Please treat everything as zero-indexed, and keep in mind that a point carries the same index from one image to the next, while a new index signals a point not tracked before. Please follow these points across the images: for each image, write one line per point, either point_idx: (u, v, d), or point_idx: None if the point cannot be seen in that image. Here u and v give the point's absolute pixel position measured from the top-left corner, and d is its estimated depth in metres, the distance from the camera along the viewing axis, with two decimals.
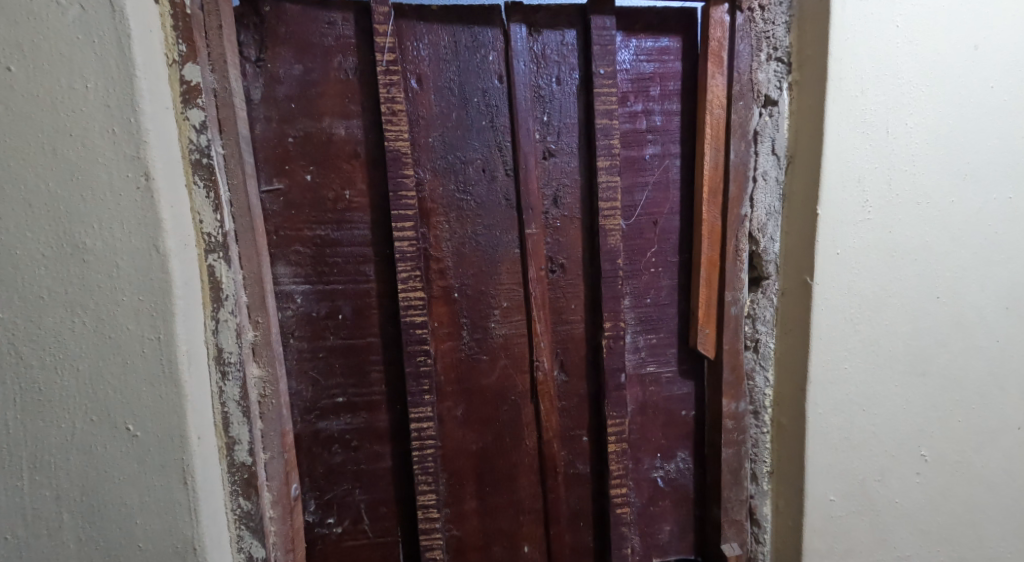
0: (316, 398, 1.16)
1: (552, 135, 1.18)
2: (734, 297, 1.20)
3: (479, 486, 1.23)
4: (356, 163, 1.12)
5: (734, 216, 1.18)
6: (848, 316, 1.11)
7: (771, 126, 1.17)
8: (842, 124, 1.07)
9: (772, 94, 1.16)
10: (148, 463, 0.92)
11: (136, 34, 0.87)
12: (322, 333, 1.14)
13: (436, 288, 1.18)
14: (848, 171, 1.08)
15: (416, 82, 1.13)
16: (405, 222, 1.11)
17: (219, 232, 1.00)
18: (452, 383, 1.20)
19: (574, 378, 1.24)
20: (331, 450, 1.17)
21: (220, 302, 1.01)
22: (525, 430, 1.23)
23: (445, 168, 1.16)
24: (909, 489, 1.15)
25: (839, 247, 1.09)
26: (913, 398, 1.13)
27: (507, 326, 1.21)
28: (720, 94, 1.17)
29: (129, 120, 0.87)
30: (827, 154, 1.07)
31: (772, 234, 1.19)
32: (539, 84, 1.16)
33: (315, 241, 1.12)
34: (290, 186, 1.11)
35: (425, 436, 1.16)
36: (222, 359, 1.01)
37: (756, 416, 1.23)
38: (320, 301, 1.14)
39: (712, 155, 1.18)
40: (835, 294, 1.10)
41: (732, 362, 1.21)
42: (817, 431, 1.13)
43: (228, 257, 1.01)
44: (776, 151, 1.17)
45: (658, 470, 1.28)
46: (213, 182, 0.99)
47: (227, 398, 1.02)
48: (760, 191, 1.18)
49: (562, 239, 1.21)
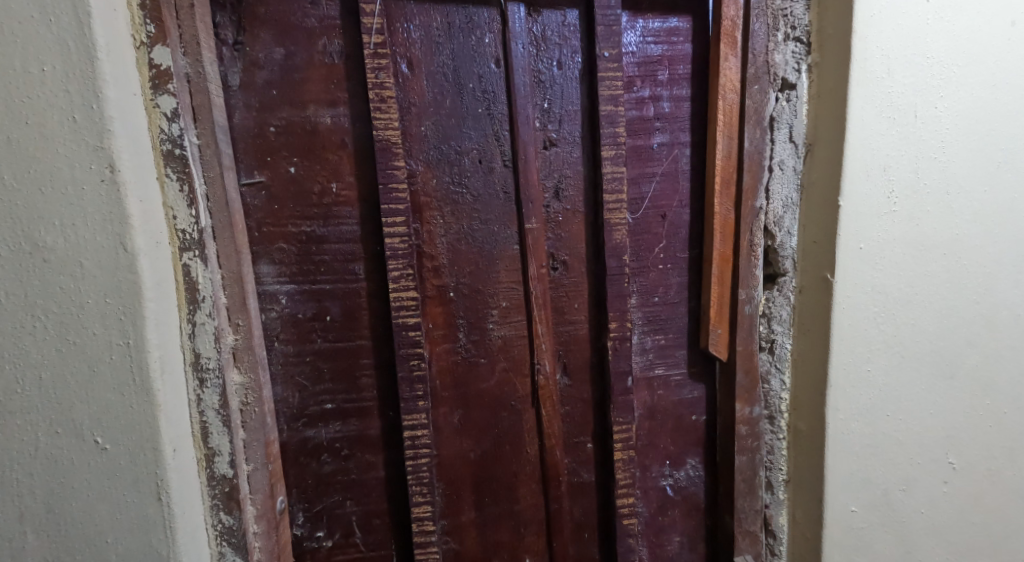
0: (303, 404, 1.09)
1: (553, 123, 1.10)
2: (748, 295, 1.12)
3: (478, 496, 1.16)
4: (343, 153, 1.05)
5: (749, 209, 1.10)
6: (872, 315, 1.03)
7: (788, 111, 1.09)
8: (867, 109, 0.99)
9: (790, 77, 1.08)
10: (119, 478, 0.85)
11: (98, 13, 0.80)
12: (309, 336, 1.07)
13: (431, 287, 1.10)
14: (873, 160, 1.00)
15: (406, 67, 1.05)
16: (397, 217, 1.04)
17: (194, 229, 0.93)
18: (448, 388, 1.13)
19: (578, 382, 1.17)
20: (320, 459, 1.10)
21: (196, 304, 0.94)
22: (526, 437, 1.16)
23: (439, 160, 1.08)
24: (937, 499, 1.08)
25: (862, 241, 1.01)
26: (941, 402, 1.06)
27: (506, 327, 1.14)
28: (734, 77, 1.08)
29: (91, 106, 0.80)
30: (850, 141, 1.00)
31: (789, 228, 1.11)
32: (538, 68, 1.09)
33: (300, 237, 1.05)
34: (272, 179, 1.04)
35: (419, 445, 1.09)
36: (200, 365, 0.94)
37: (771, 421, 1.16)
38: (306, 302, 1.07)
39: (724, 144, 1.10)
40: (857, 292, 1.03)
41: (745, 365, 1.13)
42: (838, 438, 1.06)
43: (205, 256, 0.94)
44: (793, 138, 1.09)
45: (668, 479, 1.21)
46: (187, 175, 0.92)
47: (205, 407, 0.95)
48: (776, 182, 1.11)
49: (565, 235, 1.13)
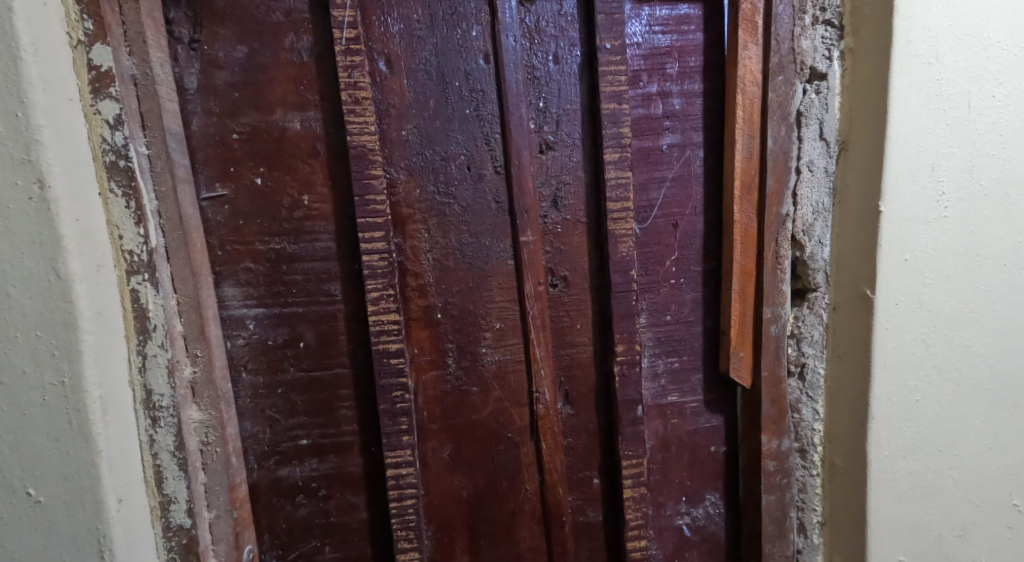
0: (276, 440, 0.98)
1: (549, 124, 0.99)
2: (774, 314, 1.00)
3: (472, 539, 1.04)
4: (315, 162, 0.94)
5: (773, 216, 0.98)
6: (920, 337, 0.90)
7: (818, 105, 0.96)
8: (912, 99, 0.86)
9: (819, 66, 0.96)
10: (56, 535, 0.75)
11: (21, 6, 0.70)
12: (280, 365, 0.97)
13: (416, 309, 0.99)
14: (919, 159, 0.87)
15: (384, 65, 0.95)
16: (375, 231, 0.93)
17: (143, 250, 0.83)
18: (436, 420, 1.02)
19: (582, 411, 1.05)
20: (294, 501, 1.00)
21: (147, 334, 0.84)
22: (525, 473, 1.04)
23: (422, 167, 0.97)
24: (1000, 548, 0.93)
25: (907, 252, 0.88)
26: (1003, 436, 0.92)
27: (501, 352, 1.02)
28: (754, 68, 0.96)
29: (15, 114, 0.70)
30: (892, 136, 0.87)
31: (820, 237, 0.99)
32: (532, 63, 0.98)
33: (269, 256, 0.95)
34: (237, 192, 0.93)
35: (404, 485, 0.98)
36: (152, 403, 0.84)
37: (802, 456, 1.03)
38: (276, 327, 0.97)
39: (745, 143, 0.97)
40: (902, 310, 0.90)
41: (771, 393, 1.00)
42: (882, 477, 0.93)
43: (156, 280, 0.84)
44: (824, 136, 0.97)
45: (683, 517, 1.08)
46: (134, 190, 0.82)
47: (159, 448, 0.85)
48: (805, 185, 0.98)
49: (565, 248, 1.02)
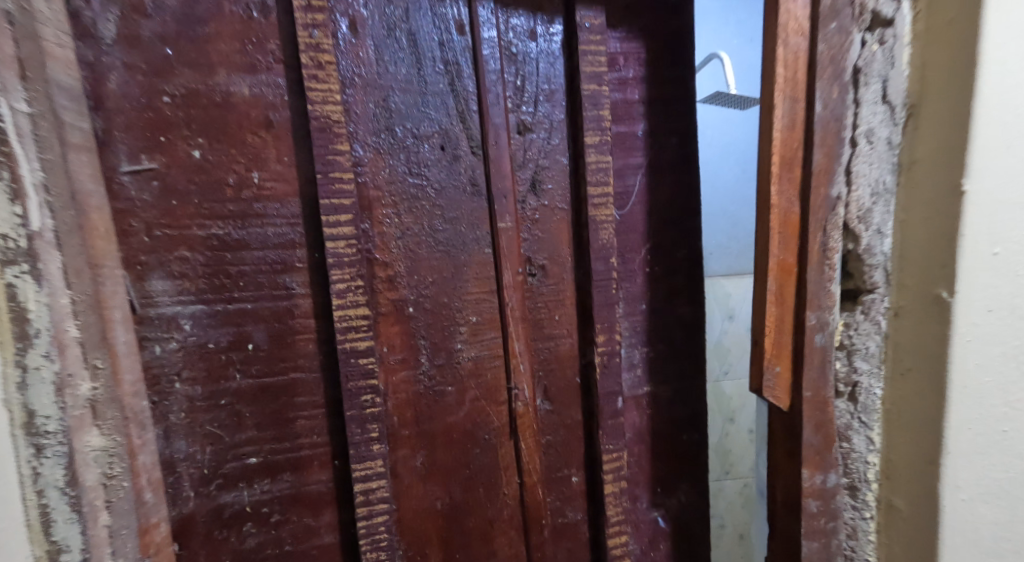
0: (219, 460, 0.85)
1: (527, 104, 0.93)
2: (820, 320, 0.76)
3: (447, 552, 0.96)
4: (268, 135, 0.82)
5: (820, 197, 0.74)
6: (1012, 351, 0.69)
7: (881, 59, 0.72)
8: (1009, 45, 0.65)
9: (883, 8, 0.71)
10: None
11: None
12: (224, 372, 0.84)
13: (385, 302, 0.89)
14: (1015, 121, 0.66)
15: (347, 28, 0.84)
16: (342, 214, 0.82)
17: (22, 234, 0.65)
18: (408, 425, 0.92)
19: (560, 407, 0.99)
20: (241, 532, 0.86)
21: (27, 341, 0.64)
22: (503, 476, 0.97)
23: (391, 145, 0.88)
24: None
25: (998, 243, 0.67)
26: None
27: (477, 347, 0.94)
28: (797, 16, 0.72)
29: None
30: (982, 92, 0.65)
31: (880, 225, 0.75)
32: (509, 38, 0.91)
33: (209, 245, 0.82)
34: (169, 165, 0.80)
35: (374, 500, 0.87)
36: (34, 430, 0.65)
37: (852, 494, 0.78)
38: (218, 328, 0.84)
39: (784, 110, 0.73)
40: (989, 318, 0.68)
41: (815, 417, 0.76)
42: (957, 529, 0.70)
43: (40, 273, 0.66)
44: (888, 97, 0.72)
45: (658, 509, 1.07)
46: (10, 154, 0.63)
47: (44, 489, 0.65)
48: (861, 160, 0.74)
49: (544, 235, 0.96)
